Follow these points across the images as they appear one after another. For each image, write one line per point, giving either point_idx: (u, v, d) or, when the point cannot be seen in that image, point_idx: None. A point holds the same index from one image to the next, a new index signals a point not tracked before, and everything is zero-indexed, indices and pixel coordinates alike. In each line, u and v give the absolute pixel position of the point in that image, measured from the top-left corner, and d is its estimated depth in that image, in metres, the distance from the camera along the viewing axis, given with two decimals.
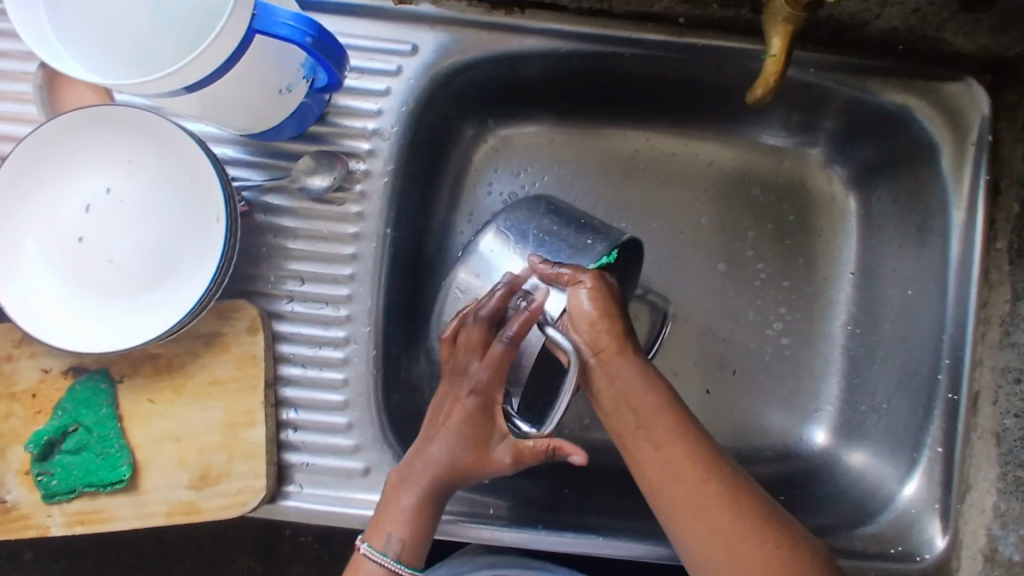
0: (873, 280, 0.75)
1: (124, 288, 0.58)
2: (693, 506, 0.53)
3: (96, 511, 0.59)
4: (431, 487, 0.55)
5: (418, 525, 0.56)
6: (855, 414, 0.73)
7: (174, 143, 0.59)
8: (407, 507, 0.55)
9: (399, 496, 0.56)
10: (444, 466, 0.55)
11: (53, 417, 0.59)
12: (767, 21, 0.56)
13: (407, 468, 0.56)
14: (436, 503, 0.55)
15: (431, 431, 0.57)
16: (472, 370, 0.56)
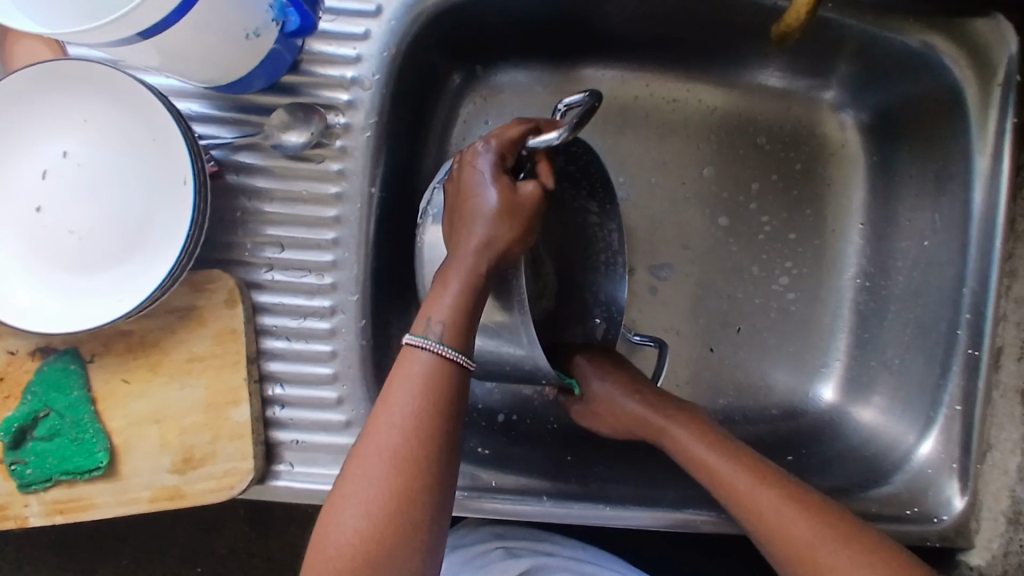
0: (886, 230, 0.71)
1: (90, 262, 0.53)
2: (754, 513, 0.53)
3: (75, 499, 0.55)
4: (421, 380, 0.46)
5: (402, 453, 0.45)
6: (866, 370, 0.70)
7: (134, 100, 0.53)
8: (430, 343, 0.47)
9: (378, 426, 0.46)
10: (460, 301, 0.47)
11: (21, 402, 0.55)
12: None
13: (424, 313, 0.48)
14: (439, 381, 0.46)
15: (445, 274, 0.48)
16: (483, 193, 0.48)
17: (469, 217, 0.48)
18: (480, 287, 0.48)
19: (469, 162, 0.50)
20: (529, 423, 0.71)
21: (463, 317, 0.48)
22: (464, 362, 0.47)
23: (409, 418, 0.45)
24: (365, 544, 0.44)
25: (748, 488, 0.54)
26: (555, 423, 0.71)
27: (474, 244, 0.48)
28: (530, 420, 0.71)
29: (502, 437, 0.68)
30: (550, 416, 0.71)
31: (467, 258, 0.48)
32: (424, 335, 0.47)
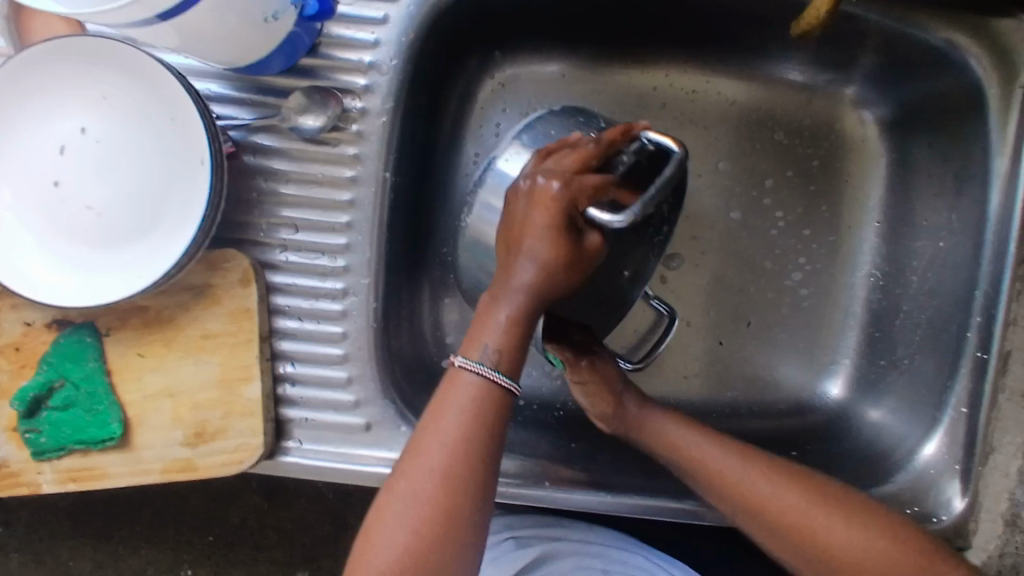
0: (902, 228, 0.70)
1: (106, 238, 0.54)
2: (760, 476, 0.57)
3: (89, 468, 0.57)
4: (471, 403, 0.48)
5: (451, 474, 0.46)
6: (874, 369, 0.70)
7: (153, 80, 0.54)
8: (479, 367, 0.48)
9: (426, 447, 0.47)
10: (510, 330, 0.48)
11: (38, 372, 0.57)
12: None
13: (476, 338, 0.49)
14: (489, 404, 0.48)
15: (496, 303, 0.48)
16: (548, 222, 0.47)
17: (524, 253, 0.48)
18: (529, 323, 0.48)
19: (539, 200, 0.48)
20: (535, 409, 0.72)
21: (515, 347, 0.48)
22: (512, 389, 0.48)
23: (459, 440, 0.47)
24: (415, 560, 0.45)
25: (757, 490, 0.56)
26: (562, 411, 0.72)
27: (526, 282, 0.48)
28: (538, 406, 0.72)
29: (509, 422, 0.69)
30: (558, 404, 0.72)
31: (517, 295, 0.48)
32: (478, 361, 0.48)
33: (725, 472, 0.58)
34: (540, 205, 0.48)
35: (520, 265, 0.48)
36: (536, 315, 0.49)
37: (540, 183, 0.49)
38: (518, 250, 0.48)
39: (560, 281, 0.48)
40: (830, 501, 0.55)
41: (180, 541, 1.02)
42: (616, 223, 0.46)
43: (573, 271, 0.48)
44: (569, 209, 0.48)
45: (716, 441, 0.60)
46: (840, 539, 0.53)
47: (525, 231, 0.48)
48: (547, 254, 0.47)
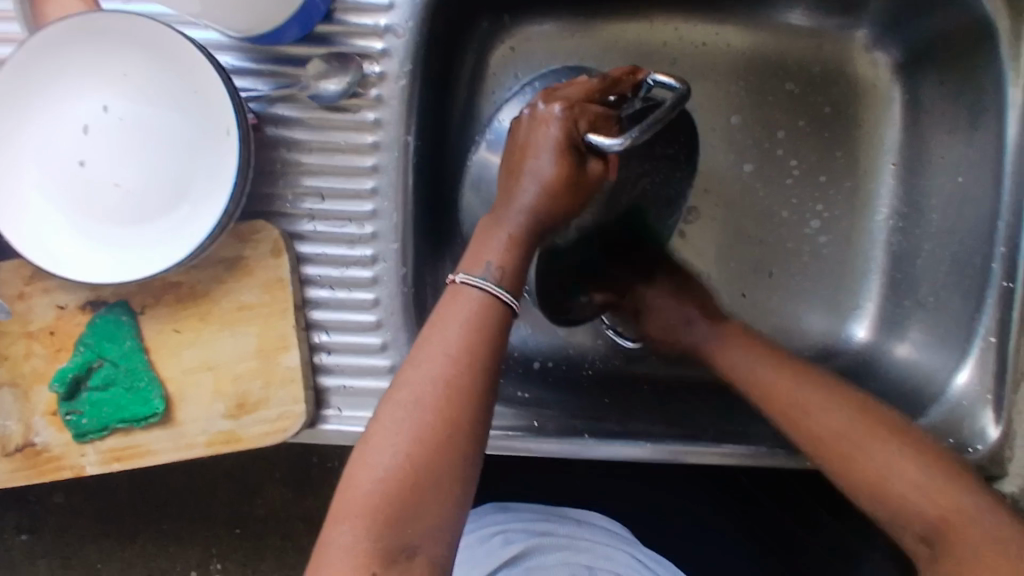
0: (918, 168, 0.71)
1: (138, 214, 0.54)
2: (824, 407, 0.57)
3: (133, 446, 0.57)
4: (472, 312, 0.47)
5: (452, 380, 0.45)
6: (898, 309, 0.71)
7: (171, 52, 0.54)
8: (481, 282, 0.48)
9: (426, 356, 0.46)
10: (512, 246, 0.49)
11: (75, 354, 0.57)
12: None
13: (479, 253, 0.49)
14: (490, 314, 0.47)
15: (498, 223, 0.50)
16: (550, 146, 0.49)
17: (527, 175, 0.49)
18: (530, 241, 0.50)
19: (541, 124, 0.49)
20: (564, 367, 0.72)
21: (517, 263, 0.49)
22: (512, 305, 0.48)
23: (459, 347, 0.46)
24: (412, 464, 0.43)
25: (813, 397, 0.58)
26: (590, 369, 0.72)
27: (527, 203, 0.49)
28: (566, 365, 0.72)
29: (541, 383, 0.70)
30: (586, 361, 0.72)
31: (519, 216, 0.49)
32: (480, 276, 0.48)
33: (776, 389, 0.59)
34: (543, 131, 0.49)
35: (521, 188, 0.49)
36: (536, 236, 0.50)
37: (544, 108, 0.50)
38: (517, 172, 0.50)
39: (560, 203, 0.49)
40: (888, 430, 0.54)
41: (211, 532, 1.03)
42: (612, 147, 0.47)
43: (570, 198, 0.50)
44: (569, 133, 0.49)
45: (799, 380, 0.59)
46: (980, 524, 0.49)
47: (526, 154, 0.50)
48: (549, 176, 0.49)
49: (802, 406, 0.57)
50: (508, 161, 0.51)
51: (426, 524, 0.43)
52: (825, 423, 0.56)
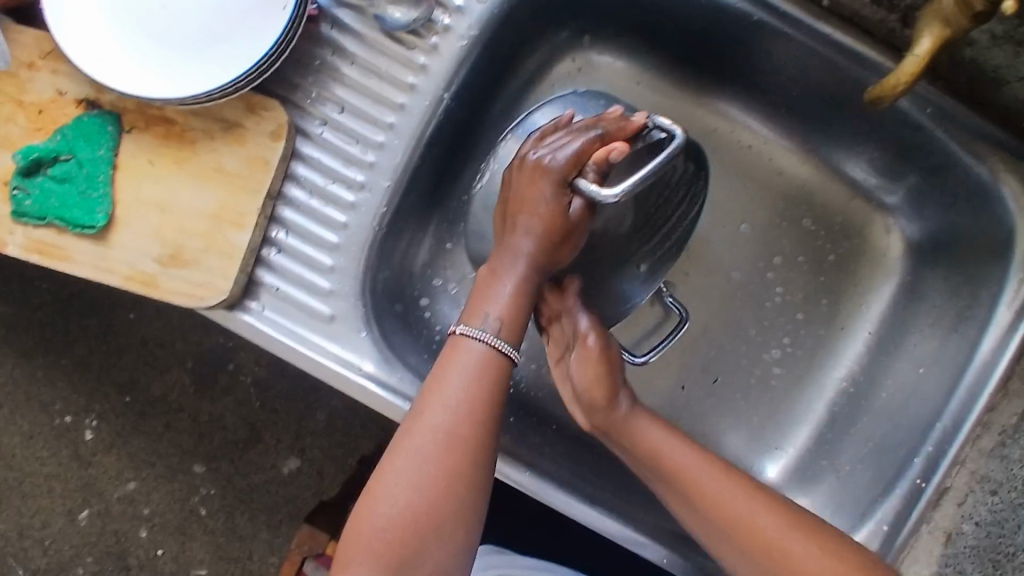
0: (888, 346, 0.72)
1: (174, 41, 0.55)
2: (719, 475, 0.55)
3: (58, 247, 0.57)
4: (474, 367, 0.53)
5: (454, 436, 0.51)
6: (814, 466, 0.71)
7: None
8: (481, 334, 0.53)
9: (430, 408, 0.52)
10: (512, 299, 0.54)
11: (51, 139, 0.57)
12: (922, 12, 0.48)
13: (481, 307, 0.54)
14: (491, 368, 0.53)
15: (496, 278, 0.54)
16: (546, 199, 0.52)
17: (521, 228, 0.53)
18: (531, 293, 0.54)
19: (532, 178, 0.53)
20: None
21: (516, 312, 0.54)
22: (511, 356, 0.53)
23: (461, 404, 0.52)
24: (416, 514, 0.50)
25: (713, 482, 0.54)
26: (511, 387, 0.73)
27: (524, 254, 0.53)
28: None
29: None
30: (510, 380, 0.74)
31: (520, 270, 0.53)
32: (480, 328, 0.53)
33: (689, 471, 0.55)
34: (541, 182, 0.53)
35: (521, 240, 0.53)
36: (535, 286, 0.54)
37: (536, 161, 0.53)
38: (516, 224, 0.53)
39: (554, 250, 0.54)
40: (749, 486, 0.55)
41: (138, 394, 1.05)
42: (610, 198, 0.49)
43: (563, 245, 0.54)
44: (561, 184, 0.52)
45: (728, 474, 0.55)
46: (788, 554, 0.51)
47: (521, 205, 0.53)
48: (541, 228, 0.53)
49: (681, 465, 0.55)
50: (506, 211, 0.54)
51: (430, 568, 0.50)
52: (697, 470, 0.55)
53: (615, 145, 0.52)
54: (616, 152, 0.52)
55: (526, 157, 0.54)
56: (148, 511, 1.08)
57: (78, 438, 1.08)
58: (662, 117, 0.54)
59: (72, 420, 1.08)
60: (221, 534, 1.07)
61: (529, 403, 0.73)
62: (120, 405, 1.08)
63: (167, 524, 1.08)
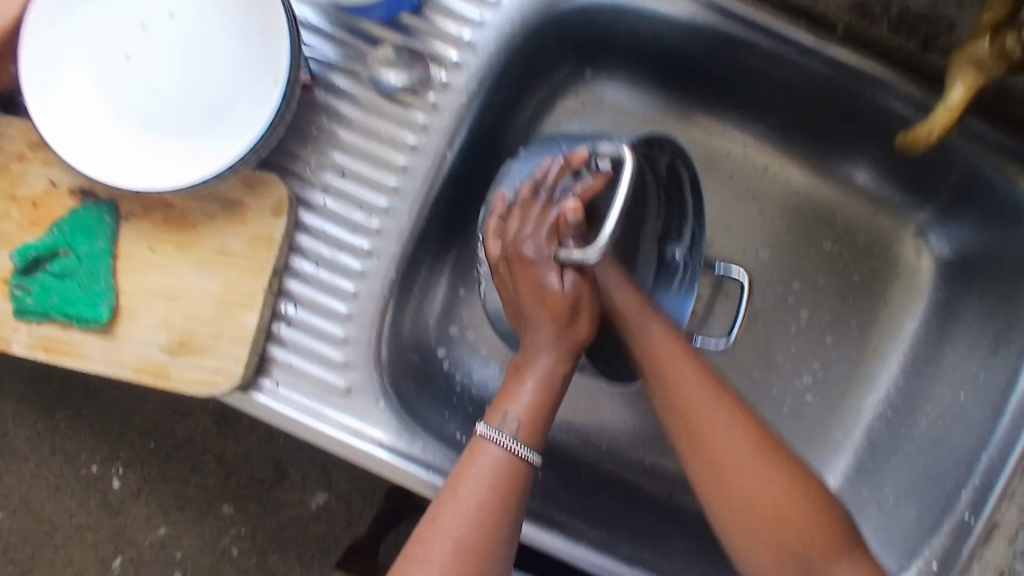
0: (925, 368, 0.69)
1: (165, 124, 0.53)
2: (721, 430, 0.51)
3: (63, 343, 0.55)
4: (493, 473, 0.50)
5: (468, 549, 0.47)
6: (856, 497, 0.69)
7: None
8: (503, 440, 0.50)
9: (444, 516, 0.48)
10: (535, 396, 0.53)
11: (47, 234, 0.55)
12: (953, 64, 0.49)
13: (500, 407, 0.52)
14: (510, 476, 0.50)
15: (517, 381, 0.53)
16: (545, 286, 0.53)
17: (531, 323, 0.54)
18: (556, 385, 0.53)
19: (520, 273, 0.54)
20: None
21: (537, 417, 0.52)
22: (532, 461, 0.51)
23: (478, 513, 0.48)
24: None
25: (687, 373, 0.53)
26: (537, 436, 0.71)
27: (542, 348, 0.53)
28: None
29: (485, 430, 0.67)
30: None
31: (543, 363, 0.53)
32: (497, 429, 0.51)
33: (722, 449, 0.50)
34: (533, 273, 0.54)
35: (539, 336, 0.54)
36: (562, 376, 0.54)
37: (518, 257, 0.54)
38: (529, 321, 0.54)
39: (570, 334, 0.54)
40: (762, 443, 0.50)
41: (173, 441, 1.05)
42: (593, 255, 0.51)
43: (580, 321, 0.54)
44: (547, 261, 0.53)
45: (759, 458, 0.49)
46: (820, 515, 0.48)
47: (523, 301, 0.54)
48: (547, 314, 0.53)
49: (692, 406, 0.52)
50: (516, 314, 0.55)
51: None
52: (690, 394, 0.52)
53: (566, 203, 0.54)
54: (570, 212, 0.53)
55: (503, 254, 0.55)
56: (180, 555, 1.04)
57: (106, 487, 1.05)
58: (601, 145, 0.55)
59: (99, 469, 1.05)
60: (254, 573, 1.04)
61: (556, 450, 0.70)
62: (145, 452, 1.05)
63: (200, 567, 1.04)
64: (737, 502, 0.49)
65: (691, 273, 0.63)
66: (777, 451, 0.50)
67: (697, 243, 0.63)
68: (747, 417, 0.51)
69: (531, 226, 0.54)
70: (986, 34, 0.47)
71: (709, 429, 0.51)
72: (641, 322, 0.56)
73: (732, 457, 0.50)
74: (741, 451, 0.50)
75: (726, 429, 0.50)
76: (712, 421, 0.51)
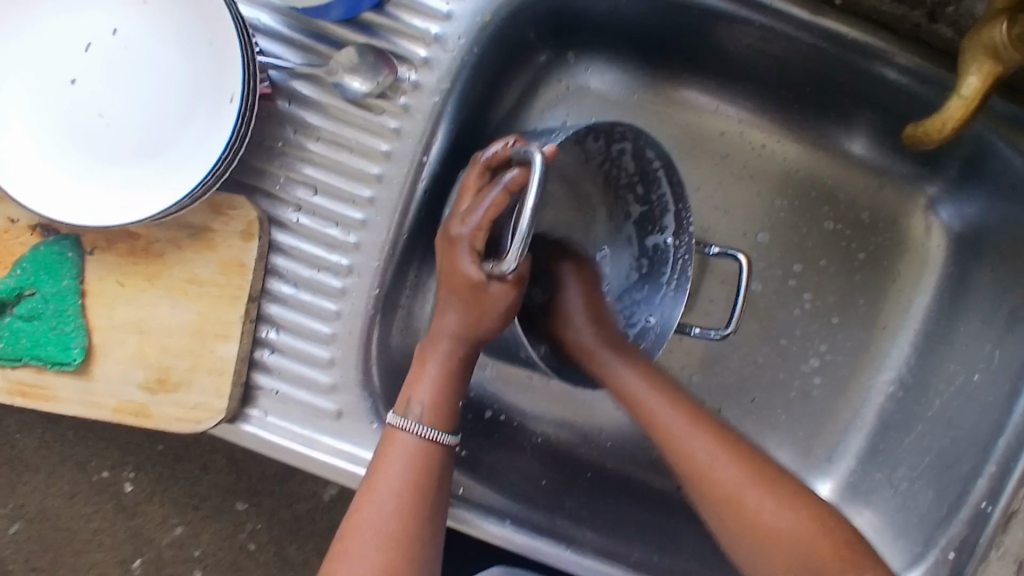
0: (936, 345, 0.66)
1: (117, 150, 0.50)
2: (740, 479, 0.53)
3: (39, 387, 0.53)
4: (409, 459, 0.51)
5: (390, 534, 0.50)
6: (867, 481, 0.67)
7: (200, 10, 0.49)
8: (416, 427, 0.52)
9: (366, 506, 0.51)
10: (440, 384, 0.54)
11: (10, 275, 0.53)
12: (965, 53, 0.47)
13: (407, 393, 0.54)
14: (426, 462, 0.52)
15: (424, 362, 0.55)
16: (461, 273, 0.53)
17: (447, 307, 0.55)
18: (454, 375, 0.55)
19: (449, 251, 0.53)
20: (513, 426, 0.69)
21: (442, 400, 0.54)
22: (446, 442, 0.53)
23: (397, 499, 0.50)
24: None
25: (668, 413, 0.57)
26: (540, 437, 0.69)
27: (452, 329, 0.55)
28: (517, 423, 0.69)
29: (485, 438, 0.66)
30: (537, 430, 0.70)
31: (445, 349, 0.55)
32: (405, 417, 0.53)
33: (710, 471, 0.54)
34: (456, 258, 0.53)
35: (447, 318, 0.55)
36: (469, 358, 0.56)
37: (450, 236, 0.53)
38: (444, 301, 0.55)
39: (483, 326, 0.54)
40: (763, 475, 0.53)
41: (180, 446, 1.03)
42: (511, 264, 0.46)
43: (491, 311, 0.54)
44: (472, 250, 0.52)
45: (763, 485, 0.52)
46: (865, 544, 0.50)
47: (447, 282, 0.54)
48: (458, 305, 0.54)
49: (705, 467, 0.54)
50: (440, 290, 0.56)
51: None
52: (696, 456, 0.54)
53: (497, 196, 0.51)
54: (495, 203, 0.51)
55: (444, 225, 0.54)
56: (199, 552, 1.03)
57: (118, 491, 1.03)
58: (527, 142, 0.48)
59: (110, 474, 1.03)
60: (273, 565, 1.03)
61: (560, 452, 0.69)
62: (153, 454, 1.02)
63: (219, 563, 1.03)
64: (748, 529, 0.51)
65: (682, 268, 0.61)
66: (782, 480, 0.53)
67: (684, 227, 0.60)
68: (729, 439, 0.55)
69: (466, 210, 0.52)
70: (1004, 18, 0.44)
71: (725, 476, 0.53)
72: (603, 364, 0.60)
73: (727, 482, 0.53)
74: (730, 476, 0.53)
75: (685, 428, 0.56)
76: (710, 459, 0.54)
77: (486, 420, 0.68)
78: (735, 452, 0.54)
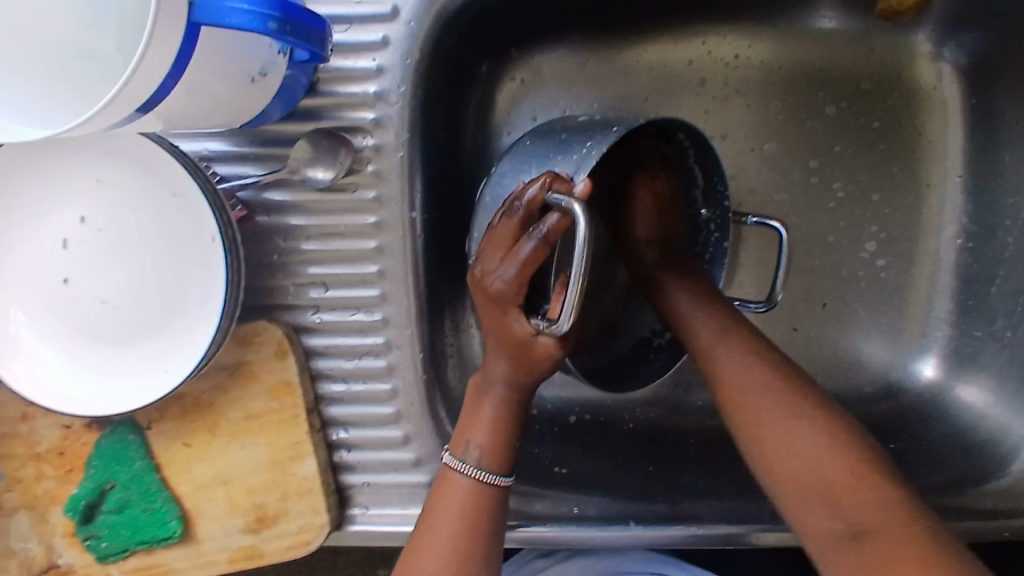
0: (989, 182, 0.63)
1: (133, 327, 0.50)
2: (814, 461, 0.44)
3: (154, 566, 0.55)
4: (464, 503, 0.48)
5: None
6: (969, 341, 0.64)
7: (154, 168, 0.49)
8: (470, 471, 0.49)
9: (421, 547, 0.48)
10: (498, 425, 0.49)
11: (86, 478, 0.54)
12: None
13: (464, 434, 0.50)
14: (480, 504, 0.49)
15: (479, 402, 0.50)
16: (504, 325, 0.47)
17: (494, 350, 0.49)
18: (514, 420, 0.50)
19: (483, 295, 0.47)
20: (601, 422, 0.67)
21: (504, 439, 0.50)
22: (500, 484, 0.49)
23: (452, 542, 0.47)
24: None
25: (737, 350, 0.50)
26: (631, 423, 0.67)
27: (501, 375, 0.49)
28: (604, 418, 0.68)
29: (578, 447, 0.65)
30: (626, 416, 0.68)
31: (498, 391, 0.49)
32: (463, 459, 0.49)
33: (761, 420, 0.47)
34: (495, 310, 0.47)
35: (496, 363, 0.49)
36: (523, 401, 0.50)
37: (484, 285, 0.47)
38: (488, 344, 0.49)
39: (534, 374, 0.48)
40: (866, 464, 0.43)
41: None
42: (565, 325, 0.42)
43: (534, 366, 0.47)
44: (513, 304, 0.46)
45: (833, 446, 0.44)
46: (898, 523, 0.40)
47: (488, 324, 0.48)
48: (503, 349, 0.48)
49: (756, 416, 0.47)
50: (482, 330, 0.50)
51: None
52: (788, 465, 0.45)
53: (530, 247, 0.44)
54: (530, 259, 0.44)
55: (474, 275, 0.48)
56: None
57: None
58: (558, 196, 0.42)
59: None
60: None
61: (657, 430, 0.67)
62: None
63: None
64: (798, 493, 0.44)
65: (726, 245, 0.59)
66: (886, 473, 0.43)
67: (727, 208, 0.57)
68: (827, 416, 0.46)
69: (497, 265, 0.46)
70: None
71: (793, 468, 0.45)
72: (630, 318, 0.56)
73: (795, 453, 0.45)
74: (807, 450, 0.45)
75: (762, 395, 0.48)
76: (787, 446, 0.45)
77: (573, 426, 0.67)
78: (809, 407, 0.46)
